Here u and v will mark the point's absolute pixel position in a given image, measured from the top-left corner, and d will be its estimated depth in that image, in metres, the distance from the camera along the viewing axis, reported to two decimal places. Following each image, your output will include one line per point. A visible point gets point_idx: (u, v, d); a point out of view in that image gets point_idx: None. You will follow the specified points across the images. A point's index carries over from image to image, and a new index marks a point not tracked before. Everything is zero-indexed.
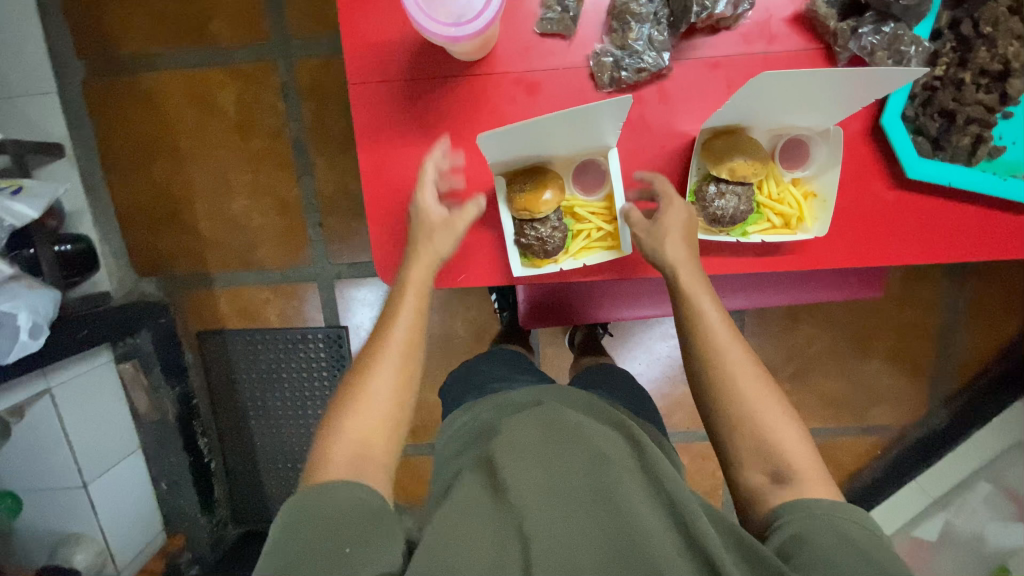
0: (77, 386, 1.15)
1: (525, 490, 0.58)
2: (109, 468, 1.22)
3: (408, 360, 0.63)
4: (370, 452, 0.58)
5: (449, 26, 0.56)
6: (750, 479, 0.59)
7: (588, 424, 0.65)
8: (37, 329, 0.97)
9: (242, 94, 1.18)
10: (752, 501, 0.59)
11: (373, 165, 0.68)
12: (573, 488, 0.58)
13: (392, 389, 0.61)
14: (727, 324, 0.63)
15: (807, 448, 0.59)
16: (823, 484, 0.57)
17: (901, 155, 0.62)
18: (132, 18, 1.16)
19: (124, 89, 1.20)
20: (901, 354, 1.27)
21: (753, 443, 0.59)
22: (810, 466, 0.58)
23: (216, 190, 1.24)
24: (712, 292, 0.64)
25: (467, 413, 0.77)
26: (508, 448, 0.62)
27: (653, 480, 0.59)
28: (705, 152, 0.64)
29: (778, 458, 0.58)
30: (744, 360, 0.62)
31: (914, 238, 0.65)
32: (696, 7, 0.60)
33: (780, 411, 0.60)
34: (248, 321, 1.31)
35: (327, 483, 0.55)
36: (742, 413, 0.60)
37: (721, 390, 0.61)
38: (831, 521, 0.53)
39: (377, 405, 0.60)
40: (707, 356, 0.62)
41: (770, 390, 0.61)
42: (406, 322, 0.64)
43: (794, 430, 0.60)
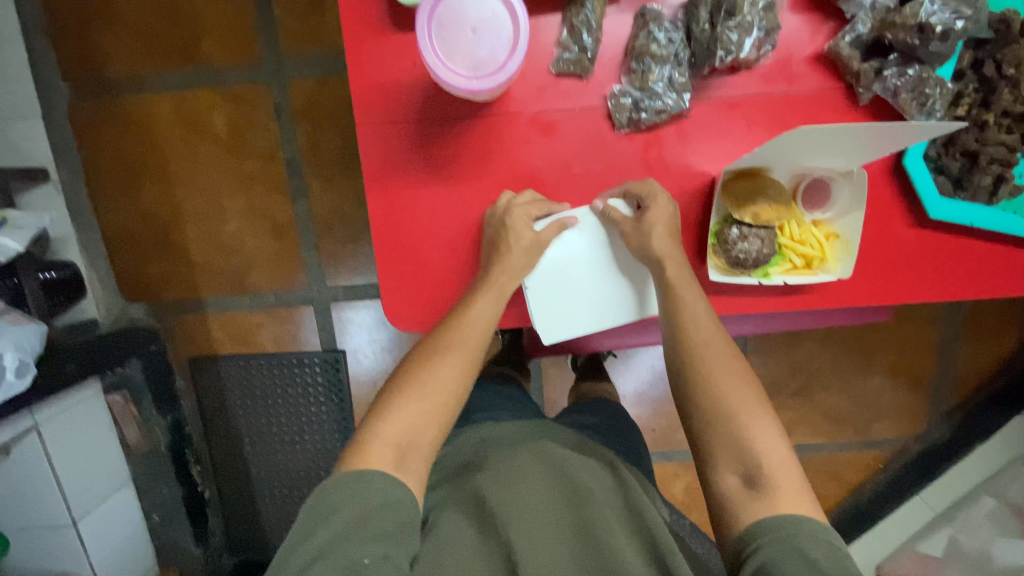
0: (63, 421, 1.09)
1: (521, 527, 0.59)
2: (98, 504, 1.17)
3: (472, 362, 0.62)
4: (417, 443, 0.57)
5: (471, 78, 0.56)
6: (718, 486, 0.55)
7: (573, 458, 0.67)
8: (23, 368, 0.93)
9: (234, 117, 1.15)
10: (721, 512, 0.55)
11: (384, 207, 0.65)
12: (553, 517, 0.61)
13: (449, 393, 0.60)
14: (716, 327, 0.61)
15: (792, 460, 0.55)
16: (804, 500, 0.53)
17: (922, 194, 0.62)
18: (119, 41, 1.12)
19: (111, 113, 1.16)
20: (902, 369, 1.27)
21: (727, 451, 0.56)
22: (789, 478, 0.54)
23: (206, 213, 1.20)
24: (701, 296, 0.62)
25: (450, 443, 0.76)
26: (494, 479, 0.64)
27: (637, 518, 0.63)
28: (726, 194, 0.63)
29: (758, 466, 0.54)
30: (724, 352, 0.60)
31: (926, 276, 0.65)
32: (721, 51, 0.59)
33: (765, 418, 0.56)
34: (241, 346, 1.28)
35: (367, 471, 0.53)
36: (723, 414, 0.57)
37: (698, 389, 0.58)
38: (794, 532, 0.50)
39: (435, 398, 0.59)
40: (691, 351, 0.60)
41: (750, 393, 0.58)
42: (475, 327, 0.63)
43: (777, 437, 0.56)
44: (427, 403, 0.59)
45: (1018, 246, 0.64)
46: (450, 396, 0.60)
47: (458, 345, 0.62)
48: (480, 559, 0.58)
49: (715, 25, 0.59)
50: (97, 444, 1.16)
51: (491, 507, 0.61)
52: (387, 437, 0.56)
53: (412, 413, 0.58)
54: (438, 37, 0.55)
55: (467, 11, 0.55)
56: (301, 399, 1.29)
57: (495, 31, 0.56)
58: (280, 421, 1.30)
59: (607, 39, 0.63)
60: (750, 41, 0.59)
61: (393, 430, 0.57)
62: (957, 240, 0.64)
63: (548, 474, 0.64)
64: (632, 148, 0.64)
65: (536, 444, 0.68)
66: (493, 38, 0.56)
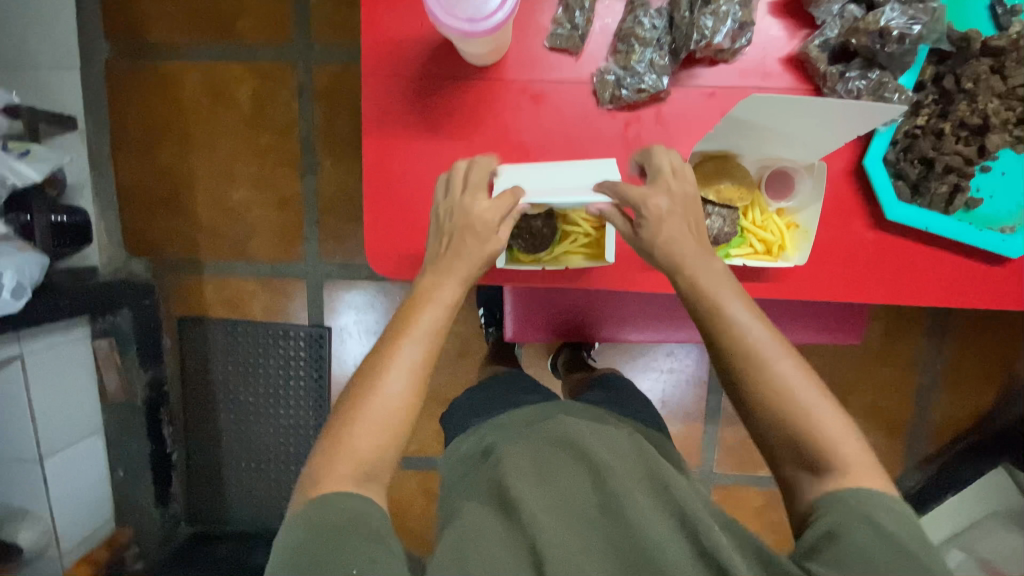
0: (48, 356, 1.11)
1: (546, 523, 0.55)
2: (65, 447, 1.16)
3: (421, 380, 0.56)
4: (376, 468, 0.53)
5: (464, 20, 0.56)
6: (784, 471, 0.57)
7: (589, 433, 0.62)
8: (19, 290, 0.95)
9: (259, 91, 1.21)
10: (789, 488, 0.57)
11: (374, 156, 0.68)
12: (581, 512, 0.56)
13: (405, 402, 0.55)
14: (771, 329, 0.56)
15: (855, 436, 0.55)
16: (874, 472, 0.54)
17: (880, 196, 0.64)
18: (159, 8, 1.20)
19: (144, 75, 1.22)
20: (879, 412, 1.27)
21: (798, 446, 0.55)
22: (857, 455, 0.54)
23: (218, 179, 1.26)
24: (742, 293, 0.57)
25: (473, 435, 0.73)
26: (513, 465, 0.60)
27: (660, 489, 0.57)
28: (694, 173, 0.66)
29: (821, 454, 0.54)
30: (775, 346, 0.55)
31: (917, 285, 0.67)
32: (697, 35, 0.63)
33: (827, 404, 0.55)
34: (231, 312, 1.31)
35: (321, 498, 0.50)
36: (795, 425, 0.54)
37: (752, 386, 0.56)
38: (862, 499, 0.52)
39: (387, 410, 0.54)
40: (748, 367, 0.55)
41: (823, 400, 0.55)
42: (418, 341, 0.56)
43: (840, 420, 0.55)
44: (372, 429, 0.53)
45: (988, 263, 0.67)
46: (421, 373, 0.56)
47: (399, 362, 0.55)
48: (507, 555, 0.54)
49: (693, 13, 0.63)
50: (75, 385, 1.17)
51: (513, 498, 0.57)
52: (337, 469, 0.52)
53: (368, 437, 0.53)
54: None
55: None
56: (282, 371, 1.31)
57: None
58: (259, 390, 1.31)
59: (600, 24, 0.67)
60: (724, 30, 0.63)
61: (344, 462, 0.52)
62: (924, 248, 0.67)
63: (575, 463, 0.59)
64: (614, 125, 0.67)
65: (554, 428, 0.64)
66: None
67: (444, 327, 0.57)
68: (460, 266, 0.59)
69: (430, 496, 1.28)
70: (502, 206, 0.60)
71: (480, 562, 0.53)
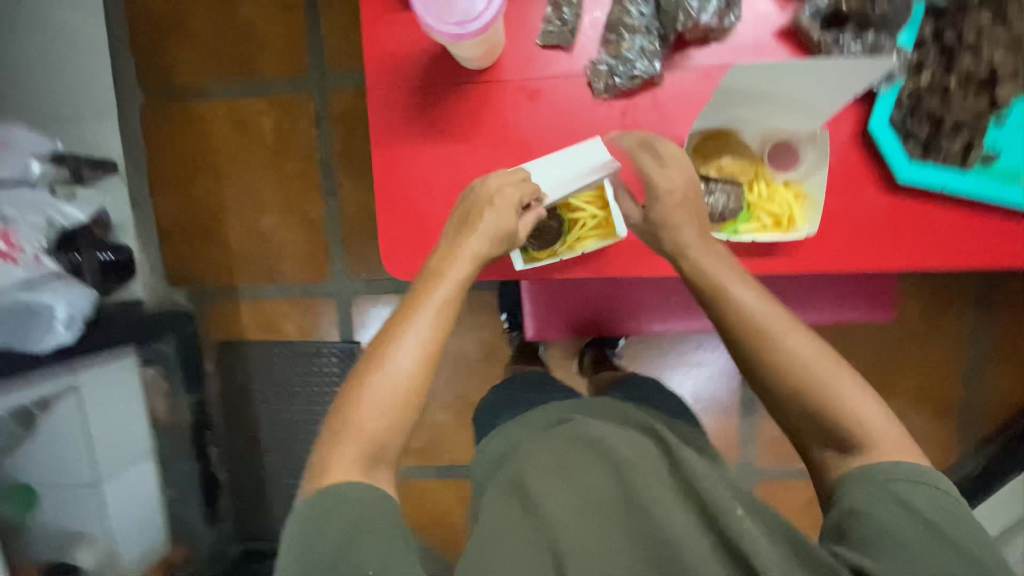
0: (102, 386, 1.17)
1: (570, 525, 0.52)
2: (120, 471, 1.23)
3: (429, 360, 0.57)
4: (383, 452, 0.55)
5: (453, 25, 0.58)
6: (811, 448, 0.56)
7: (610, 430, 0.59)
8: (72, 321, 1.00)
9: (280, 121, 1.28)
10: (817, 466, 0.56)
11: (383, 163, 0.71)
12: (602, 509, 0.54)
13: (413, 382, 0.56)
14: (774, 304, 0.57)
15: (878, 408, 0.54)
16: (905, 447, 0.54)
17: (889, 158, 0.64)
18: (185, 53, 1.29)
19: (176, 116, 1.31)
20: (927, 394, 1.22)
21: (821, 420, 0.54)
22: (882, 427, 0.54)
23: (249, 207, 1.32)
24: (746, 277, 0.58)
25: (497, 436, 0.72)
26: (535, 464, 0.58)
27: (683, 481, 0.53)
28: (695, 152, 0.68)
29: (845, 429, 0.54)
30: (785, 322, 0.56)
31: (941, 248, 0.66)
32: (682, 16, 0.65)
33: (845, 376, 0.55)
34: (267, 334, 1.37)
35: (328, 491, 0.52)
36: (814, 399, 0.54)
37: (763, 364, 0.56)
38: (892, 472, 0.51)
39: (393, 392, 0.55)
40: (757, 345, 0.56)
41: (841, 370, 0.55)
42: (423, 329, 0.57)
43: (862, 393, 0.54)
44: (377, 413, 0.55)
45: (1014, 220, 0.65)
46: (430, 355, 0.57)
47: (401, 349, 0.56)
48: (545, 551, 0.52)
49: None
50: (126, 411, 1.23)
51: (536, 497, 0.54)
52: (347, 454, 0.54)
53: (375, 419, 0.55)
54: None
55: None
56: (319, 388, 1.36)
57: None
58: (296, 408, 1.36)
59: (588, 18, 0.69)
60: (710, 9, 0.64)
61: (351, 446, 0.54)
62: (941, 208, 0.65)
63: (596, 459, 0.56)
64: (611, 114, 0.69)
65: (574, 428, 0.61)
66: None
67: (448, 313, 0.59)
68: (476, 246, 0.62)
69: (467, 505, 1.29)
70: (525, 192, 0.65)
71: (516, 562, 0.51)
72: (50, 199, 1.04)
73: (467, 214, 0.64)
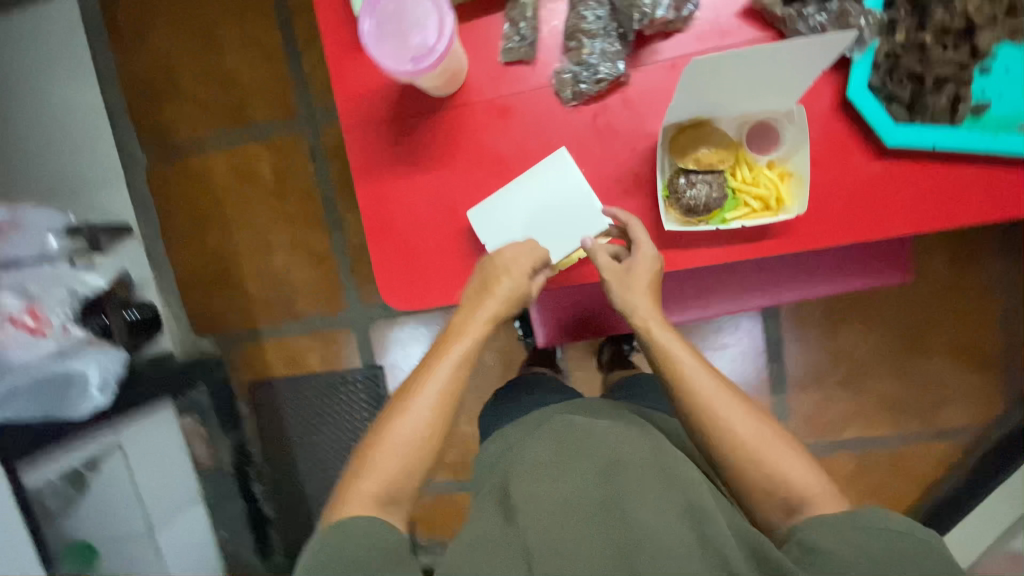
0: (144, 438, 1.17)
1: (555, 531, 0.54)
2: (172, 519, 1.23)
3: (445, 410, 0.62)
4: (400, 489, 0.60)
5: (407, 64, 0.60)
6: (759, 508, 0.60)
7: (604, 432, 0.62)
8: (105, 386, 1.05)
9: (277, 163, 1.32)
10: (767, 524, 0.60)
11: (369, 199, 0.72)
12: (586, 509, 0.56)
13: (429, 428, 0.61)
14: (710, 371, 0.63)
15: (808, 466, 0.60)
16: (838, 498, 0.58)
17: (875, 123, 0.63)
18: (180, 112, 1.33)
19: (179, 172, 1.36)
20: (964, 347, 1.18)
21: (763, 477, 0.59)
22: (814, 483, 0.59)
23: (259, 250, 1.36)
24: (686, 345, 0.65)
25: (499, 438, 0.74)
26: (524, 467, 0.61)
27: (667, 482, 0.57)
28: (671, 147, 0.67)
29: (783, 486, 0.59)
30: (721, 388, 0.62)
31: (938, 206, 0.64)
32: (638, 13, 0.64)
33: (775, 435, 0.61)
34: (294, 369, 1.41)
35: (345, 522, 0.57)
36: (753, 456, 0.60)
37: (708, 427, 0.61)
38: (831, 519, 0.55)
39: (410, 437, 0.61)
40: (701, 409, 0.62)
41: (772, 430, 0.61)
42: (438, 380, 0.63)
43: (792, 453, 0.60)
44: (394, 456, 0.60)
45: (1009, 169, 0.63)
46: (444, 403, 0.62)
47: (418, 398, 0.62)
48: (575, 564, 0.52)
49: None
50: (174, 464, 1.24)
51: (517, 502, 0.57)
52: (365, 490, 0.59)
53: (391, 461, 0.60)
54: (385, 39, 0.61)
55: (410, 8, 0.61)
56: (350, 416, 1.39)
57: (427, 24, 0.61)
58: (329, 437, 1.40)
59: (546, 28, 0.69)
60: (664, 2, 0.64)
61: (369, 483, 0.59)
62: (932, 166, 0.64)
63: (587, 461, 0.59)
64: (582, 120, 0.68)
65: (564, 427, 0.65)
66: (423, 27, 0.61)
67: (462, 366, 0.64)
68: (490, 305, 0.67)
69: None
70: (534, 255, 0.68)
71: None
72: (70, 271, 1.08)
73: (482, 279, 0.68)
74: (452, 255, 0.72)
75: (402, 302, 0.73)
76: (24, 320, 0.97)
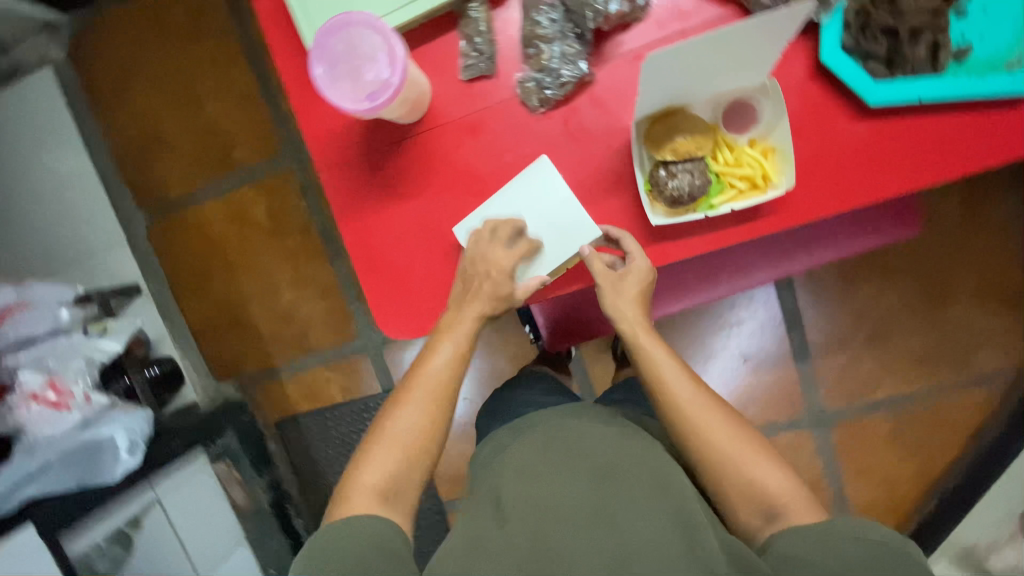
0: (179, 490, 1.19)
1: (541, 534, 0.56)
2: (220, 565, 1.24)
3: (440, 412, 0.63)
4: (400, 488, 0.61)
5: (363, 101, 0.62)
6: (738, 515, 0.60)
7: (590, 437, 0.66)
8: (134, 446, 1.05)
9: (270, 204, 1.33)
10: (744, 533, 0.60)
11: (353, 234, 0.72)
12: (575, 513, 0.58)
13: (426, 429, 0.62)
14: (691, 376, 0.64)
15: (788, 477, 0.60)
16: (816, 509, 0.58)
17: (856, 87, 0.62)
18: (169, 168, 1.35)
19: (177, 226, 1.38)
20: (989, 288, 1.14)
21: (742, 484, 0.59)
22: (793, 493, 0.59)
23: (265, 290, 1.38)
24: (669, 349, 0.65)
25: (490, 441, 0.75)
26: (512, 474, 0.63)
27: (659, 487, 0.59)
28: (646, 140, 0.65)
29: (762, 494, 0.58)
30: (704, 394, 0.63)
31: (930, 160, 0.63)
32: (591, 11, 0.64)
33: (755, 444, 0.61)
34: (316, 402, 1.42)
35: (348, 520, 0.58)
36: (733, 462, 0.60)
37: (691, 432, 0.61)
38: (809, 529, 0.55)
39: (407, 438, 0.62)
40: (684, 414, 0.62)
41: (751, 439, 0.61)
42: (431, 382, 0.64)
43: (772, 462, 0.60)
44: (393, 455, 0.61)
45: (1001, 110, 0.61)
46: (440, 405, 0.63)
47: (412, 402, 0.63)
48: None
49: None
50: (212, 509, 1.25)
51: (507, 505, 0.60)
52: (364, 487, 0.59)
53: (390, 460, 0.61)
54: (342, 80, 0.64)
55: (360, 46, 0.63)
56: None
57: (378, 58, 0.62)
58: None
59: (503, 39, 0.69)
60: None
61: (368, 482, 0.60)
62: (918, 120, 0.63)
63: (576, 465, 0.62)
64: (553, 125, 0.68)
65: (552, 429, 0.69)
66: (375, 62, 0.63)
67: (455, 368, 0.65)
68: (478, 305, 0.66)
69: None
70: (518, 254, 0.67)
71: None
72: (84, 340, 1.07)
73: (466, 279, 0.67)
74: (444, 278, 0.72)
75: (398, 331, 0.72)
76: (46, 395, 0.98)
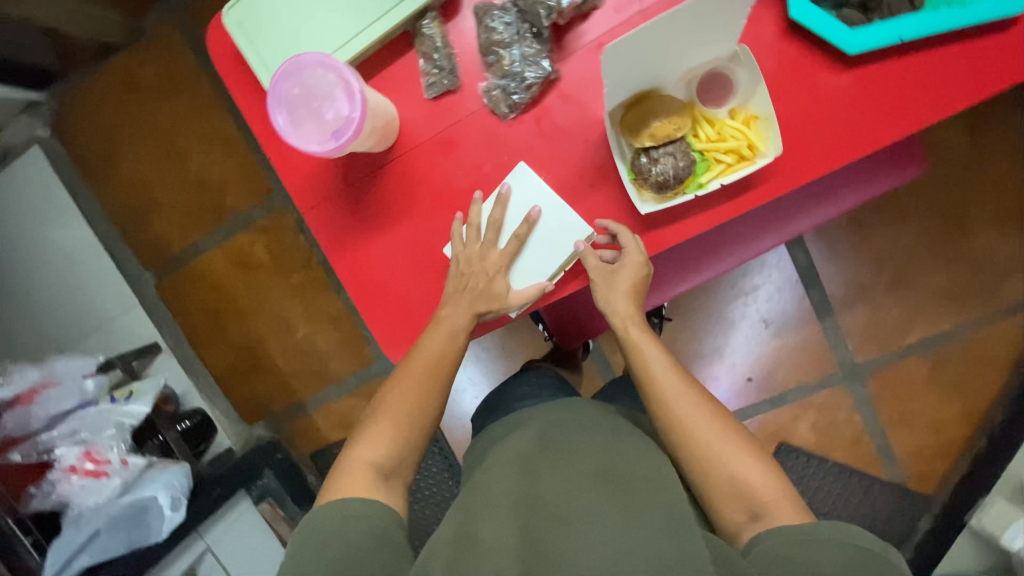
0: (227, 534, 1.18)
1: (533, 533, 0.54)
2: None
3: (428, 398, 0.66)
4: (392, 472, 0.62)
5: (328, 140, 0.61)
6: (722, 515, 0.60)
7: (584, 434, 0.66)
8: (177, 501, 1.05)
9: (270, 244, 1.34)
10: (730, 533, 0.60)
11: (344, 267, 0.72)
12: (569, 510, 0.56)
13: (417, 416, 0.65)
14: (680, 372, 0.66)
15: (774, 478, 0.60)
16: (802, 511, 0.58)
17: (831, 38, 0.59)
18: (167, 223, 1.37)
19: (184, 279, 1.40)
20: (1007, 213, 1.10)
21: (728, 483, 0.60)
22: (778, 495, 0.59)
23: (278, 328, 1.39)
24: (659, 345, 0.67)
25: (484, 437, 0.76)
26: (501, 469, 0.63)
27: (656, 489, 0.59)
28: (622, 129, 0.65)
29: (748, 493, 0.59)
30: (692, 391, 0.65)
31: (921, 100, 0.60)
32: (544, 9, 0.63)
33: (741, 442, 0.62)
34: (346, 431, 1.43)
35: (340, 500, 0.58)
36: (719, 459, 0.61)
37: (679, 427, 0.63)
38: (793, 529, 0.55)
39: (399, 422, 0.64)
40: (674, 408, 0.64)
41: (738, 437, 0.62)
42: (418, 372, 0.66)
43: (758, 463, 0.61)
44: (385, 441, 0.63)
45: (986, 36, 0.59)
46: (428, 393, 0.66)
47: (402, 391, 0.66)
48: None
49: None
50: (261, 548, 1.25)
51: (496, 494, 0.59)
52: (355, 470, 0.61)
53: (382, 443, 0.63)
54: (304, 122, 0.63)
55: (313, 85, 0.62)
56: None
57: (335, 96, 0.62)
58: None
59: (461, 50, 0.68)
60: None
61: (358, 465, 0.61)
62: (901, 61, 0.60)
63: (573, 462, 0.62)
64: (526, 128, 0.67)
65: (549, 421, 0.70)
66: (333, 100, 0.62)
67: (440, 359, 0.67)
68: (462, 305, 0.67)
69: None
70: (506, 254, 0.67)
71: None
72: (111, 407, 1.09)
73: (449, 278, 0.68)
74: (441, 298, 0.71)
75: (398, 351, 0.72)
76: (85, 466, 1.01)
